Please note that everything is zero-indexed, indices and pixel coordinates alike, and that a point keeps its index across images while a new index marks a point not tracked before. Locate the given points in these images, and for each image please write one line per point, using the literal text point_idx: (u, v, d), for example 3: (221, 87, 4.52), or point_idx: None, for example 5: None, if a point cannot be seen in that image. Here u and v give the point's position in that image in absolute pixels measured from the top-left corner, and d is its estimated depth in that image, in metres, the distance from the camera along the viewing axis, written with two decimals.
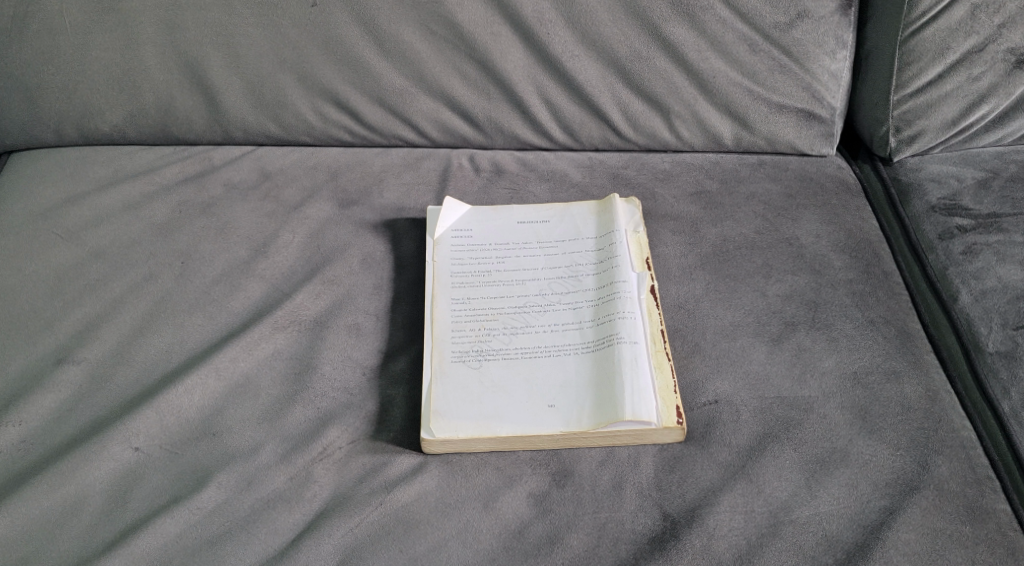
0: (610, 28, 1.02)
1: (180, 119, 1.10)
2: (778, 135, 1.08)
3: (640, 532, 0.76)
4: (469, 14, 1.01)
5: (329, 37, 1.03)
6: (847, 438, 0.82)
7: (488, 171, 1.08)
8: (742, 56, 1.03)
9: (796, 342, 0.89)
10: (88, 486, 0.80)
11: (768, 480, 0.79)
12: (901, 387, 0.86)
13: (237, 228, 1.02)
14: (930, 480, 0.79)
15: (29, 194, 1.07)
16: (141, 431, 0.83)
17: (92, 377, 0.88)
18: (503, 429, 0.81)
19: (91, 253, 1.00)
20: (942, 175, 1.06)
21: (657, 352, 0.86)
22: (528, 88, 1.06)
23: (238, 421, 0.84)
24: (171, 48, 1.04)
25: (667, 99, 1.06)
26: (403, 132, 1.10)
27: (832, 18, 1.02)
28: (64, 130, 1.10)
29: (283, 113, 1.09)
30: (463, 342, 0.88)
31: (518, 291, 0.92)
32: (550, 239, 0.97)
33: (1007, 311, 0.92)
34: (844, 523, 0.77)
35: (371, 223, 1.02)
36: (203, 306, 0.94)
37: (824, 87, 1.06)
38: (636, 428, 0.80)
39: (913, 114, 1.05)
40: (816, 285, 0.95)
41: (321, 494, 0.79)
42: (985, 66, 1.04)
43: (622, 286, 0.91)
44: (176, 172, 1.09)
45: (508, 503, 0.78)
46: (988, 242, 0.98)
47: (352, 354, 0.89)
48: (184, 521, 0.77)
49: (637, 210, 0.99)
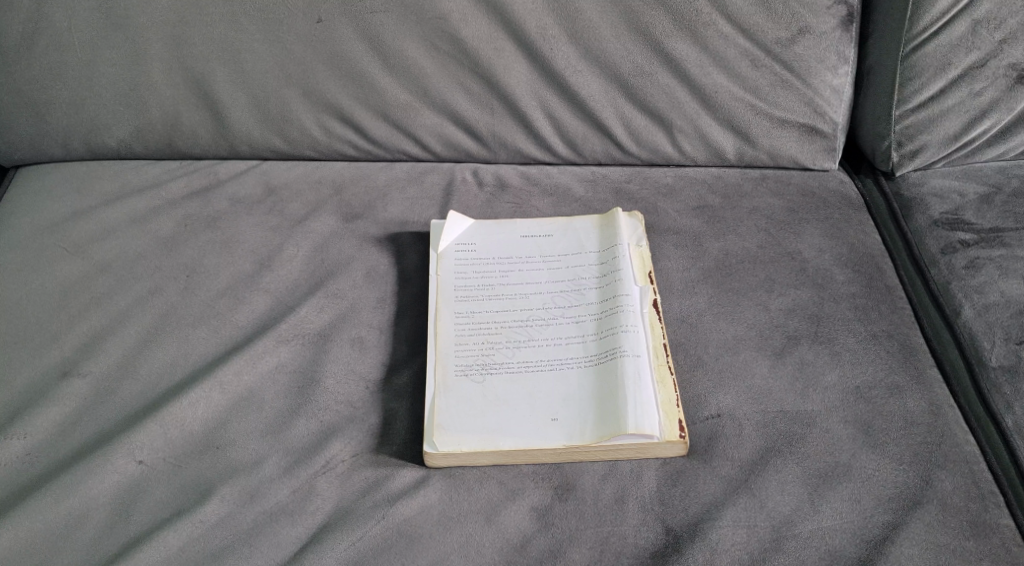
0: (614, 43, 1.02)
1: (187, 134, 1.10)
2: (780, 149, 1.09)
3: (643, 546, 0.76)
4: (473, 30, 1.02)
5: (334, 53, 1.04)
6: (850, 452, 0.82)
7: (491, 186, 1.09)
8: (744, 71, 1.04)
9: (799, 356, 0.89)
10: (90, 500, 0.80)
11: (771, 494, 0.79)
12: (904, 402, 0.86)
13: (242, 241, 1.03)
14: (933, 495, 0.79)
15: (37, 207, 1.08)
16: (145, 444, 0.83)
17: (97, 391, 0.88)
18: (506, 443, 0.81)
19: (96, 267, 1.00)
20: (944, 189, 1.06)
21: (660, 367, 0.86)
22: (531, 103, 1.07)
23: (242, 435, 0.84)
24: (177, 64, 1.05)
25: (669, 114, 1.07)
26: (408, 147, 1.11)
27: (833, 34, 1.02)
28: (73, 145, 1.12)
29: (288, 128, 1.10)
30: (467, 356, 0.88)
31: (522, 305, 0.93)
32: (554, 253, 0.98)
33: (1010, 325, 0.92)
34: (847, 538, 0.77)
35: (375, 237, 1.03)
36: (208, 319, 0.94)
37: (826, 102, 1.06)
38: (638, 441, 0.80)
39: (915, 128, 1.06)
40: (819, 299, 0.95)
41: (324, 508, 0.79)
42: (987, 81, 1.04)
43: (625, 300, 0.91)
44: (182, 187, 1.10)
45: (510, 516, 0.78)
46: (990, 257, 0.98)
47: (356, 367, 0.89)
48: (187, 534, 0.77)
49: (640, 224, 1.00)
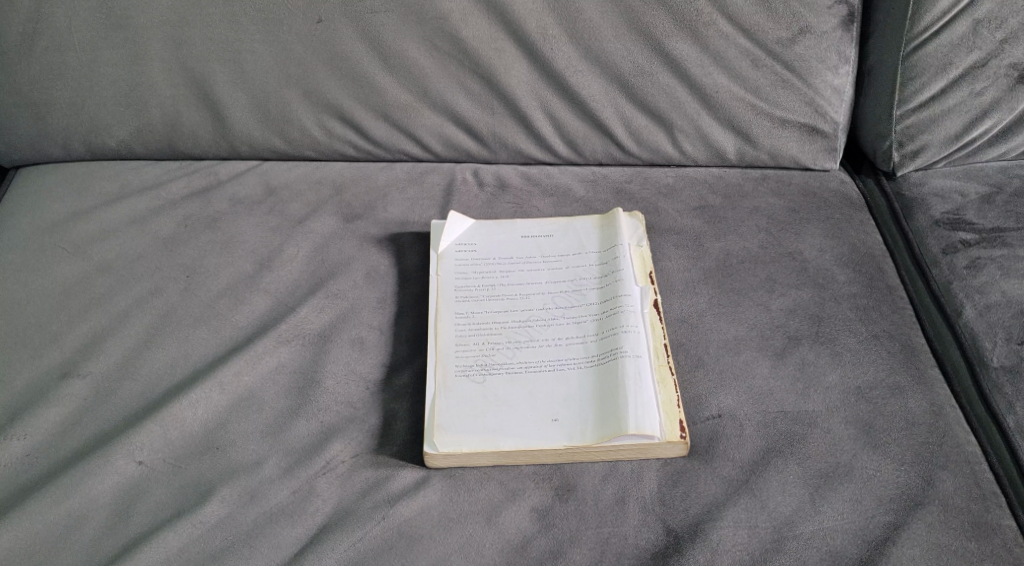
0: (614, 44, 1.02)
1: (187, 134, 1.10)
2: (781, 149, 1.09)
3: (644, 547, 0.76)
4: (473, 30, 1.02)
5: (334, 53, 1.04)
6: (851, 452, 0.82)
7: (491, 186, 1.09)
8: (745, 71, 1.04)
9: (800, 356, 0.89)
10: (90, 500, 0.80)
11: (772, 495, 0.79)
12: (906, 402, 0.86)
13: (242, 242, 1.03)
14: (935, 495, 0.79)
15: (38, 208, 1.08)
16: (145, 445, 0.83)
17: (97, 392, 0.88)
18: (507, 443, 0.81)
19: (97, 267, 1.00)
20: (945, 189, 1.06)
21: (660, 367, 0.86)
22: (532, 103, 1.06)
23: (242, 435, 0.84)
24: (178, 64, 1.05)
25: (670, 114, 1.06)
26: (408, 147, 1.11)
27: (834, 34, 1.02)
28: (73, 146, 1.12)
29: (288, 128, 1.09)
30: (467, 356, 0.88)
31: (522, 305, 0.93)
32: (554, 254, 0.98)
33: (1012, 326, 0.91)
34: (848, 539, 0.76)
35: (376, 238, 1.03)
36: (208, 319, 0.94)
37: (827, 102, 1.06)
38: (638, 442, 0.80)
39: (916, 128, 1.06)
40: (820, 299, 0.94)
41: (324, 508, 0.79)
42: (988, 81, 1.03)
43: (625, 300, 0.91)
44: (183, 187, 1.10)
45: (511, 517, 0.78)
46: (991, 257, 0.98)
47: (356, 368, 0.89)
48: (187, 535, 0.77)
49: (640, 224, 1.00)
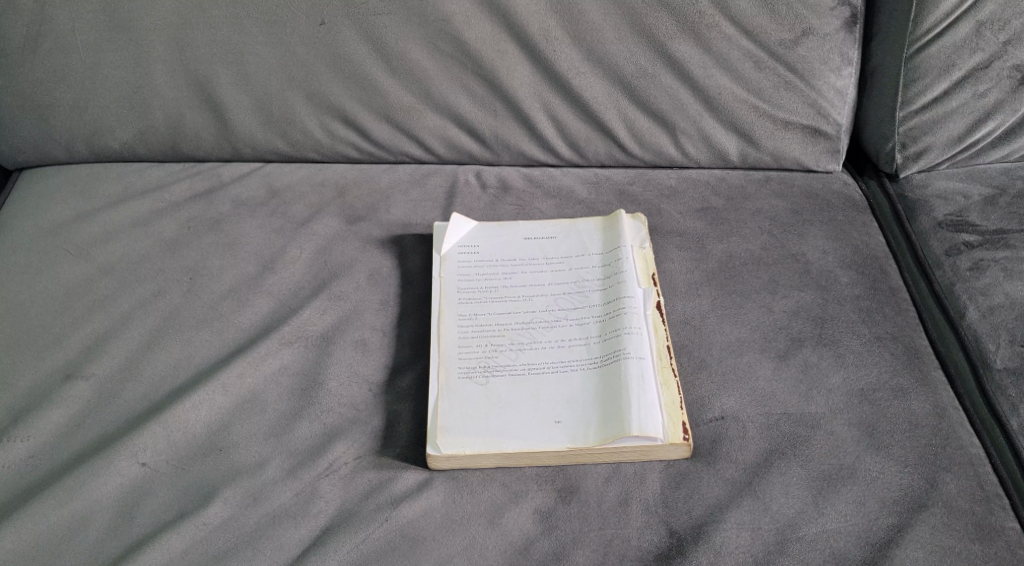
0: (616, 45, 1.02)
1: (190, 136, 1.10)
2: (784, 151, 1.09)
3: (647, 549, 0.76)
4: (476, 31, 1.02)
5: (337, 55, 1.04)
6: (855, 454, 0.82)
7: (494, 188, 1.09)
8: (748, 73, 1.04)
9: (803, 358, 0.89)
10: (93, 502, 0.80)
11: (775, 497, 0.79)
12: (909, 405, 0.85)
13: (245, 243, 1.03)
14: (938, 497, 0.79)
15: (41, 210, 1.08)
16: (148, 447, 0.83)
17: (101, 394, 0.88)
18: (510, 445, 0.81)
19: (100, 269, 1.00)
20: (948, 191, 1.06)
21: (663, 369, 0.86)
22: (534, 105, 1.06)
23: (245, 437, 0.84)
24: (181, 66, 1.05)
25: (673, 116, 1.06)
26: (410, 149, 1.11)
27: (836, 35, 1.02)
28: (76, 147, 1.12)
29: (291, 129, 1.10)
30: (470, 358, 0.88)
31: (525, 307, 0.92)
32: (557, 256, 0.98)
33: (1016, 328, 0.91)
34: (852, 541, 0.76)
35: (378, 239, 1.03)
36: (211, 321, 0.94)
37: (830, 104, 1.06)
38: (641, 444, 0.80)
39: (919, 129, 1.05)
40: (822, 301, 0.94)
41: (326, 510, 0.79)
42: (991, 82, 1.03)
43: (628, 302, 0.91)
44: (186, 189, 1.10)
45: (514, 519, 0.78)
46: (994, 259, 0.98)
47: (358, 369, 0.89)
48: (190, 537, 0.77)
49: (642, 226, 1.00)
